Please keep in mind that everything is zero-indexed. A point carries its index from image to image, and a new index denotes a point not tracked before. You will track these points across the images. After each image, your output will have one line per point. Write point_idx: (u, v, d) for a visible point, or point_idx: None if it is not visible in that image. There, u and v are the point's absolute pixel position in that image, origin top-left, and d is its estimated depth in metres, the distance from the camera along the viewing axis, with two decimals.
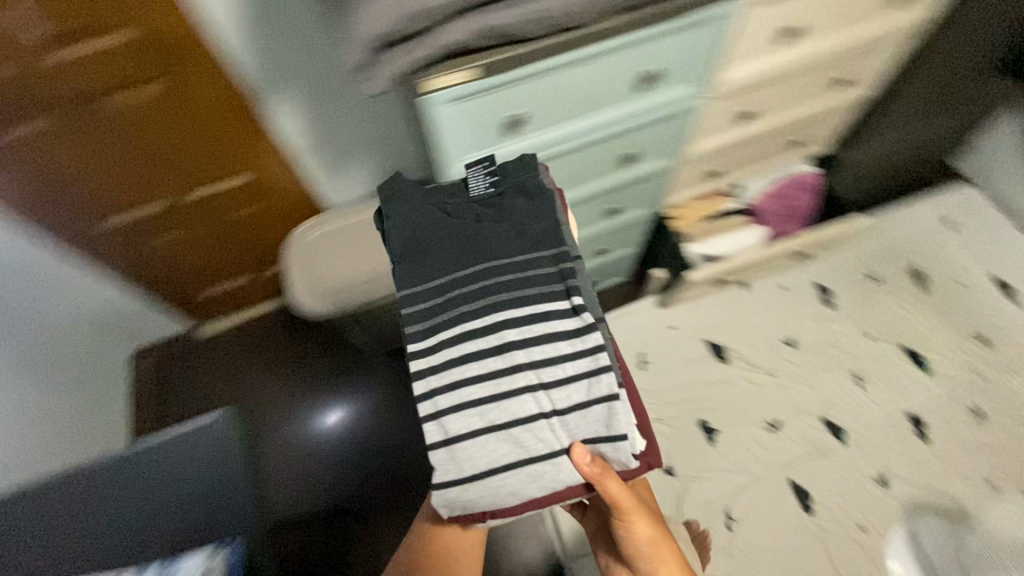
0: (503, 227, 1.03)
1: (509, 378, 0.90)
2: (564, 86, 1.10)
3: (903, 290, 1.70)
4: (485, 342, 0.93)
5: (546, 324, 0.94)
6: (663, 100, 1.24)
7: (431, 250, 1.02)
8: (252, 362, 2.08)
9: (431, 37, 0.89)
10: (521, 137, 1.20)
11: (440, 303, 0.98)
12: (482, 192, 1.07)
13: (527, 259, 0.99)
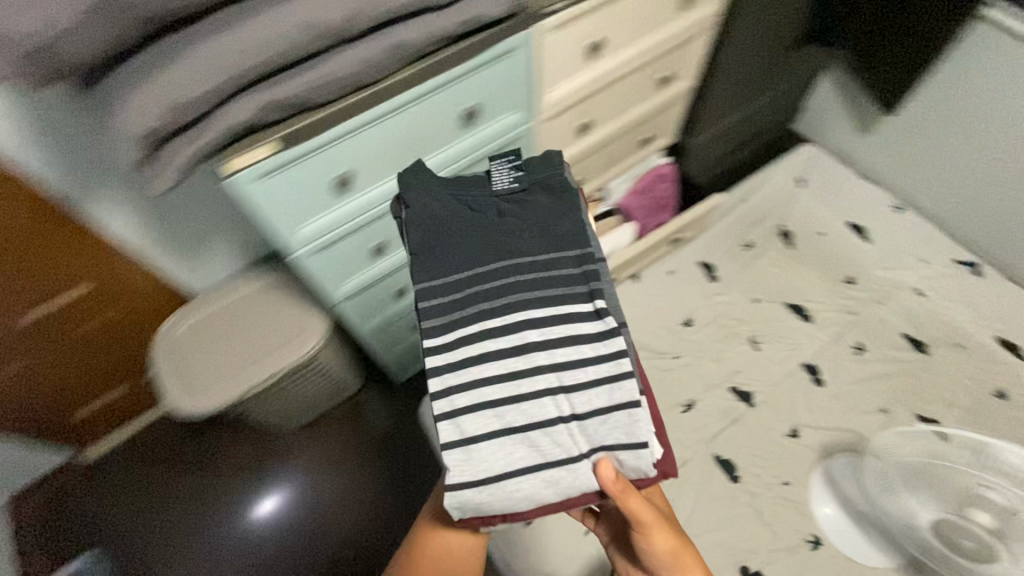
0: (523, 224, 0.82)
1: (537, 380, 0.73)
2: (408, 131, 0.81)
3: (775, 252, 1.63)
4: (502, 344, 0.75)
5: (567, 328, 0.75)
6: (497, 134, 0.95)
7: (449, 243, 0.81)
8: (129, 488, 1.47)
9: (269, 87, 0.63)
10: (391, 178, 0.87)
11: (460, 297, 0.78)
12: (506, 189, 0.84)
13: (565, 256, 0.80)
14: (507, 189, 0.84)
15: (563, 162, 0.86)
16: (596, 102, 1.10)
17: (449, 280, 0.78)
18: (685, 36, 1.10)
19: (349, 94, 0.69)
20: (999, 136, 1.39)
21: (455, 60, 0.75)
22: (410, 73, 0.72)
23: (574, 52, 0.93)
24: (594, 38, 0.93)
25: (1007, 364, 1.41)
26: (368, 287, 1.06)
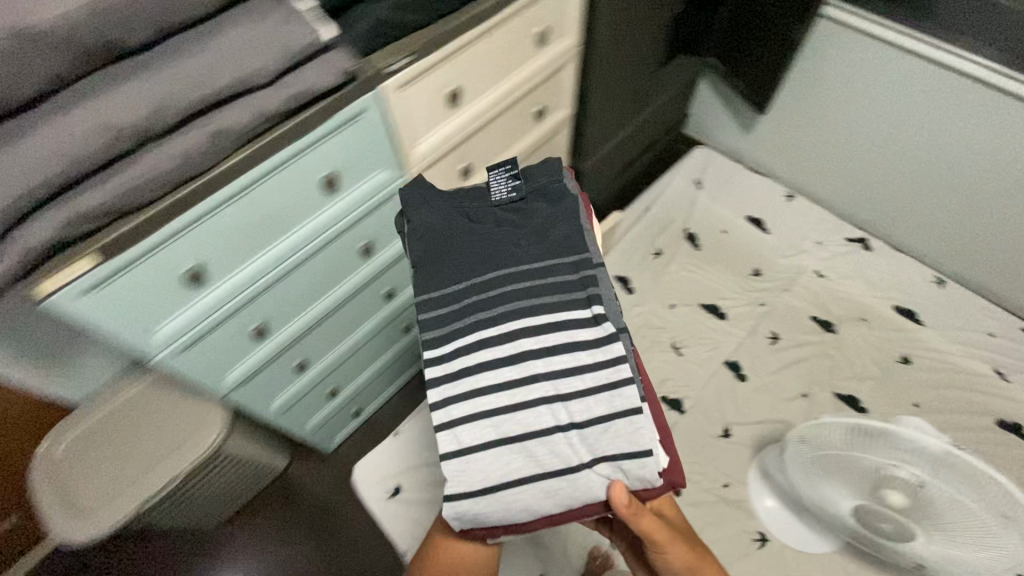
0: (519, 230, 0.83)
1: (533, 389, 0.73)
2: (263, 208, 0.77)
3: (684, 255, 1.67)
4: (500, 351, 0.75)
5: (563, 333, 0.74)
6: (369, 193, 0.92)
7: (442, 257, 0.81)
8: None
9: (68, 199, 0.59)
10: (263, 253, 0.83)
11: (455, 309, 0.78)
12: (506, 199, 0.86)
13: (561, 262, 0.79)
14: (504, 200, 0.86)
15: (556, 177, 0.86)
16: (474, 143, 1.09)
17: (440, 291, 0.79)
18: (551, 67, 1.11)
19: (174, 189, 0.65)
20: (862, 120, 1.49)
21: (295, 132, 0.71)
22: (239, 155, 0.67)
23: (434, 103, 0.91)
24: (451, 86, 0.92)
25: (903, 329, 1.51)
26: (256, 373, 1.00)
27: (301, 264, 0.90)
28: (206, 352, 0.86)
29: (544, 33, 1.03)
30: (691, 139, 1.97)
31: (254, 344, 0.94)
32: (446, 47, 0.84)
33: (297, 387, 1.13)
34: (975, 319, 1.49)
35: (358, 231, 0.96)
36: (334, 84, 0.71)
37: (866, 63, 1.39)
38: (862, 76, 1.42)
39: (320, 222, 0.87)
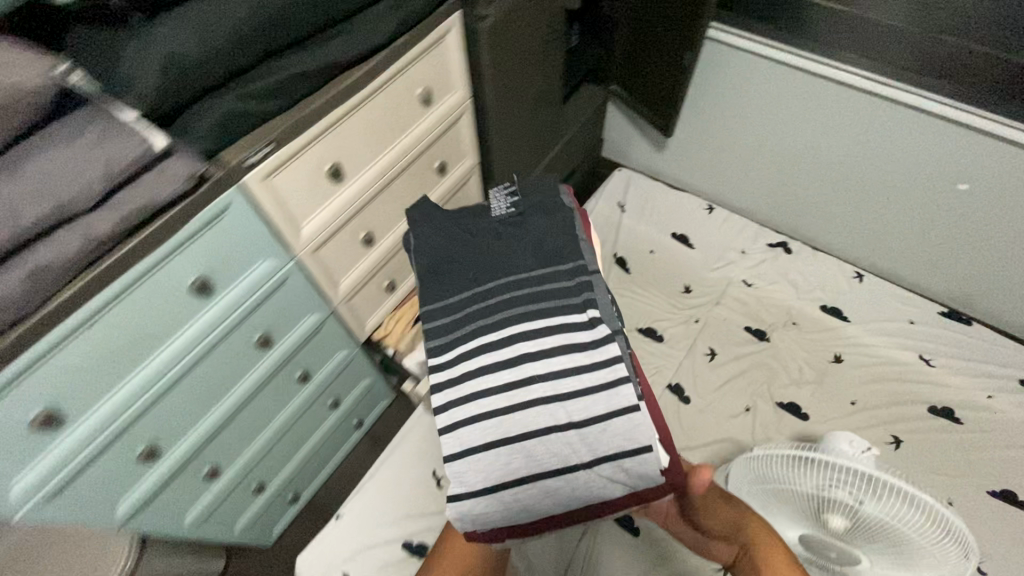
0: (518, 242, 0.94)
1: (529, 391, 0.82)
2: (121, 329, 0.70)
3: (615, 281, 1.66)
4: (502, 354, 0.85)
5: (562, 335, 0.84)
6: (253, 285, 0.85)
7: (450, 267, 0.95)
8: None
9: None
10: (133, 374, 0.75)
11: (457, 316, 0.90)
12: (505, 213, 0.99)
13: (559, 268, 0.90)
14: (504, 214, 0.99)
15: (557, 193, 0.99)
16: (372, 210, 1.04)
17: (444, 300, 0.92)
18: (444, 122, 1.08)
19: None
20: (766, 129, 1.51)
21: (143, 247, 0.65)
22: (73, 288, 0.61)
23: (314, 182, 0.86)
24: (330, 162, 0.87)
25: (832, 329, 1.53)
26: (157, 494, 0.90)
27: (185, 374, 0.82)
28: (84, 492, 0.78)
29: (429, 92, 0.99)
30: (611, 160, 1.98)
31: (146, 468, 0.85)
32: (313, 127, 0.79)
33: (214, 492, 1.03)
34: (894, 309, 1.54)
35: (250, 323, 0.89)
36: (180, 191, 0.64)
37: (758, 80, 1.42)
38: (756, 91, 1.45)
39: (200, 326, 0.80)
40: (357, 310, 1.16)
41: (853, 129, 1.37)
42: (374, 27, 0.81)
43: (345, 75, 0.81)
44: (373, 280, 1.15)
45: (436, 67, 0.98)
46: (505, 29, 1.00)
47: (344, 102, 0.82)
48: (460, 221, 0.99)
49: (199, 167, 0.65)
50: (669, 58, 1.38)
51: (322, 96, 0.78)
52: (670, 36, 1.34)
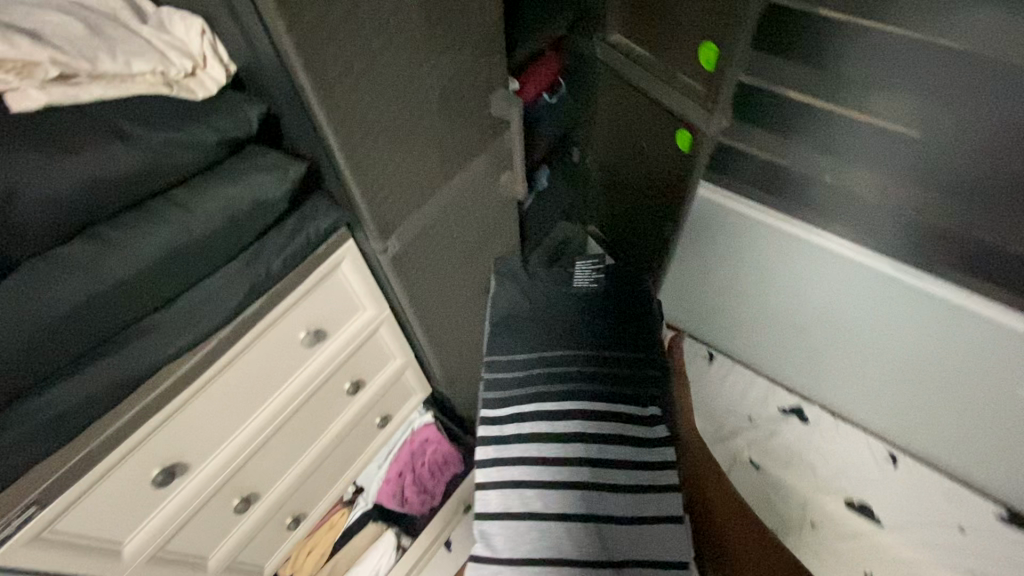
0: (593, 317, 0.96)
1: (573, 472, 0.84)
2: None
3: None
4: (570, 423, 0.87)
5: (621, 425, 0.88)
6: None
7: (526, 326, 0.96)
8: None
9: None
10: None
11: (520, 374, 0.92)
12: (586, 285, 1.00)
13: (631, 357, 0.93)
14: (583, 287, 0.99)
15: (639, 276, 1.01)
16: (250, 471, 0.80)
17: (511, 355, 0.93)
18: (350, 348, 0.84)
19: None
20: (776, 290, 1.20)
21: None
22: None
23: (134, 496, 0.64)
24: (156, 467, 0.64)
25: (859, 534, 1.24)
26: None
27: None
28: None
29: (319, 331, 0.77)
30: None
31: None
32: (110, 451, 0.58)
33: None
34: (935, 509, 1.25)
35: None
36: None
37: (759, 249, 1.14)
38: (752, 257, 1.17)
39: None
40: (247, 566, 0.92)
41: (881, 312, 1.07)
42: (205, 305, 0.59)
43: (164, 373, 0.60)
44: (268, 526, 0.92)
45: (324, 302, 0.75)
46: (418, 246, 0.78)
47: (167, 404, 0.61)
48: (549, 284, 1.00)
49: None
50: (647, 219, 1.15)
51: (125, 410, 0.58)
52: (649, 195, 1.10)
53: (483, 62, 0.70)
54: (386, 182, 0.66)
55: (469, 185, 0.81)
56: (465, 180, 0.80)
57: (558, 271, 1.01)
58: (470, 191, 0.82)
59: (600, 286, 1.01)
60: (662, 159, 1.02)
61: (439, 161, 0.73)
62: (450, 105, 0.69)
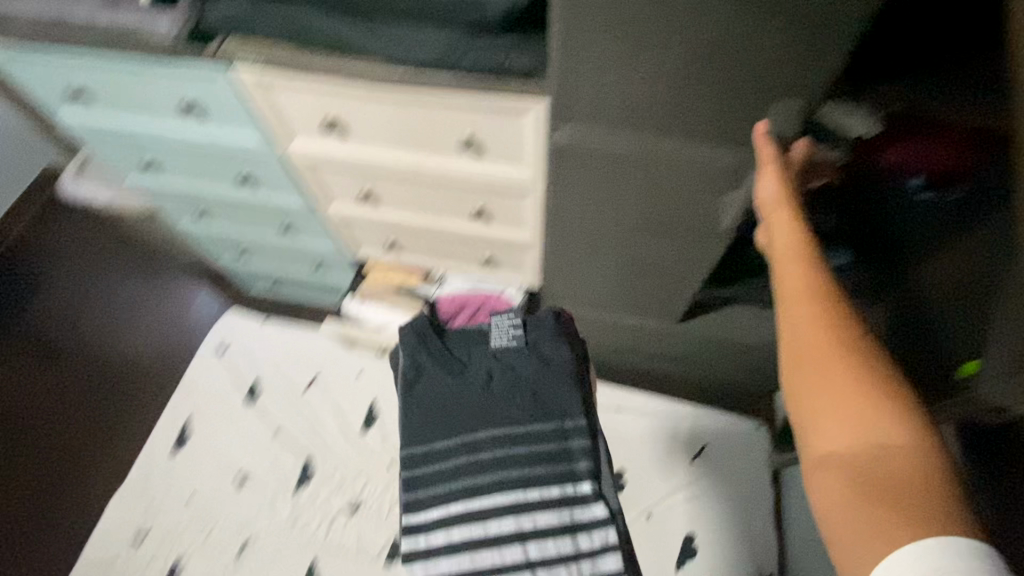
0: (516, 388, 0.78)
1: (508, 547, 0.71)
2: (125, 89, 0.91)
3: None
4: (502, 522, 0.72)
5: (541, 485, 0.73)
6: (232, 144, 0.98)
7: (447, 411, 0.77)
8: (67, 237, 1.84)
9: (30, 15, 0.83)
10: (141, 116, 0.98)
11: (444, 473, 0.75)
12: (505, 346, 0.81)
13: (563, 430, 0.75)
14: (500, 349, 0.81)
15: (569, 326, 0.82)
16: (385, 184, 1.01)
17: (429, 447, 0.76)
18: (493, 182, 0.90)
19: (68, 41, 0.84)
20: None
21: (148, 50, 0.81)
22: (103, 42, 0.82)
23: (312, 115, 0.87)
24: (329, 113, 0.86)
25: None
26: (161, 192, 1.22)
27: (171, 148, 1.04)
28: (109, 153, 1.12)
29: (474, 146, 0.84)
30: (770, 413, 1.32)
31: (150, 171, 1.15)
32: (309, 76, 0.78)
33: (204, 227, 1.33)
34: None
35: (240, 165, 1.05)
36: (181, 32, 0.80)
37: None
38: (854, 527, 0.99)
39: (193, 134, 0.98)
40: (353, 232, 1.23)
41: None
42: (412, 45, 0.70)
43: (366, 61, 0.75)
44: (378, 230, 1.18)
45: (492, 128, 0.80)
46: (589, 163, 0.74)
47: (354, 86, 0.78)
48: (458, 351, 0.81)
49: (173, 28, 0.80)
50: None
51: (336, 64, 0.76)
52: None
53: (797, 57, 0.54)
54: (592, 82, 0.62)
55: (677, 162, 0.69)
56: (679, 155, 0.68)
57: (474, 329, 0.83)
58: (675, 170, 0.71)
59: (523, 346, 0.80)
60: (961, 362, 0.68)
61: (668, 115, 0.63)
62: (718, 68, 0.57)
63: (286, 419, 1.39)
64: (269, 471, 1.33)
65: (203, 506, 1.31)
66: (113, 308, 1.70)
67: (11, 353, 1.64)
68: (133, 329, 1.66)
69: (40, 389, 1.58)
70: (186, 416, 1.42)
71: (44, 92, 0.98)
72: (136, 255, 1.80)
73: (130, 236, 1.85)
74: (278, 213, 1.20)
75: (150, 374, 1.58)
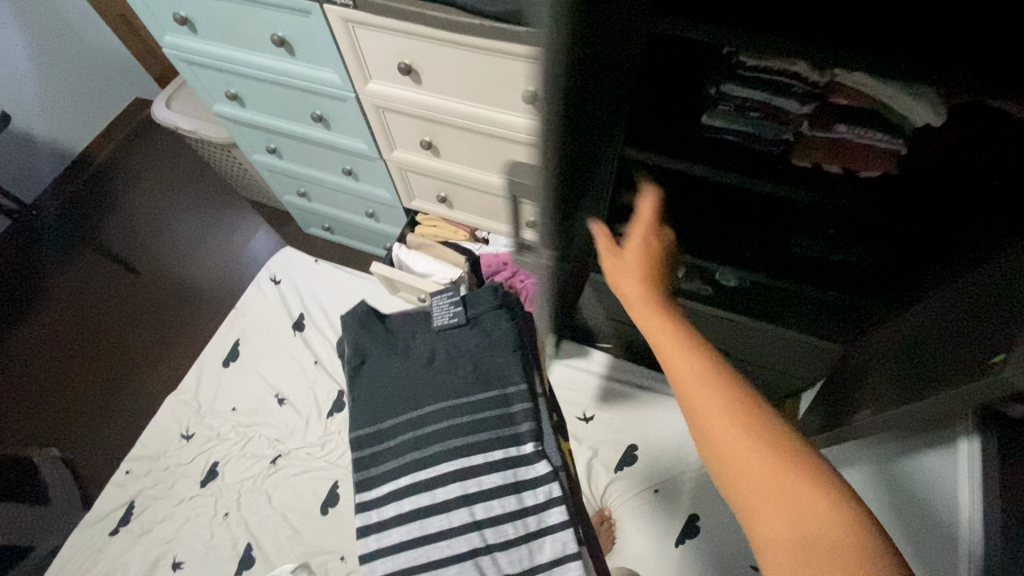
0: (459, 360, 0.93)
1: (453, 505, 0.81)
2: (226, 20, 0.99)
3: (596, 453, 1.29)
4: (449, 485, 0.82)
5: (481, 439, 0.85)
6: (312, 83, 1.05)
7: (391, 393, 0.92)
8: (155, 165, 2.01)
9: None
10: (234, 48, 1.06)
11: (397, 440, 0.89)
12: (447, 322, 0.98)
13: (504, 394, 0.88)
14: (442, 325, 0.98)
15: (496, 299, 1.01)
16: (446, 135, 1.06)
17: (380, 423, 0.90)
18: None
19: None
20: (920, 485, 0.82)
21: None
22: None
23: (390, 59, 0.93)
24: (405, 58, 0.91)
25: None
26: (240, 125, 1.32)
27: (256, 81, 1.12)
28: (200, 83, 1.21)
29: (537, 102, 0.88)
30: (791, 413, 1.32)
31: (234, 103, 1.24)
32: (393, 19, 0.84)
33: (273, 164, 1.43)
34: None
35: (316, 104, 1.12)
36: None
37: (913, 498, 0.82)
38: None
39: (279, 70, 1.06)
40: (409, 182, 1.29)
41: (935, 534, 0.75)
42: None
43: (448, 9, 0.80)
44: (433, 182, 1.24)
45: None
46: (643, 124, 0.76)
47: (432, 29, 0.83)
48: (403, 340, 0.99)
49: None
50: (845, 405, 0.91)
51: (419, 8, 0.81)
52: (905, 372, 0.76)
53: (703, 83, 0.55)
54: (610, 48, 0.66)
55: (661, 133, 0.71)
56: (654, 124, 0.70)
57: (424, 314, 1.02)
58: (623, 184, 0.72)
59: (463, 319, 0.99)
60: (938, 378, 0.67)
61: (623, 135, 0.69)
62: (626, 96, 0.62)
63: (326, 352, 1.49)
64: (304, 396, 1.43)
65: (242, 419, 1.42)
66: (181, 233, 1.84)
67: (89, 261, 1.80)
68: (197, 253, 1.80)
69: (110, 297, 1.73)
70: (236, 337, 1.54)
71: (154, 17, 1.07)
72: (209, 189, 1.94)
73: (206, 170, 1.99)
74: (343, 156, 1.28)
75: (207, 297, 1.71)
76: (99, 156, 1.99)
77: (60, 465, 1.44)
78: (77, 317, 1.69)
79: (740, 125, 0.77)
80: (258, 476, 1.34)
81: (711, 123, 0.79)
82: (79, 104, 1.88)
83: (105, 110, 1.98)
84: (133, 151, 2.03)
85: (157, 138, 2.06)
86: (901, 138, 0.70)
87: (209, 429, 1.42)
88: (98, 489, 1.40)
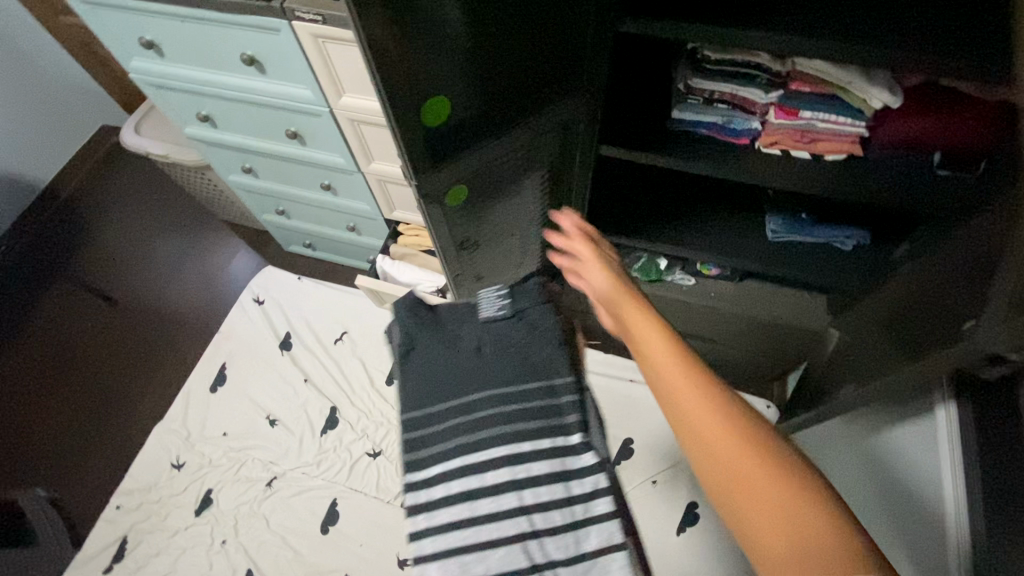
0: (507, 354, 1.01)
1: (506, 496, 0.89)
2: (195, 42, 0.99)
3: None
4: (502, 472, 0.91)
5: (533, 431, 0.95)
6: (286, 101, 1.05)
7: (441, 379, 0.99)
8: (126, 193, 1.98)
9: None
10: (204, 70, 1.06)
11: (449, 425, 0.95)
12: (492, 312, 1.04)
13: (554, 386, 0.99)
14: (489, 318, 1.03)
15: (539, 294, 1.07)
16: None
17: (425, 408, 0.96)
18: None
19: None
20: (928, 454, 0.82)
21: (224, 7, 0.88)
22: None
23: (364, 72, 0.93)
24: None
25: None
26: (213, 146, 1.30)
27: (228, 101, 1.11)
28: (171, 106, 1.20)
29: None
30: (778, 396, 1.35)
31: (207, 125, 1.23)
32: None
33: (250, 184, 1.42)
34: None
35: (291, 122, 1.12)
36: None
37: (908, 468, 0.83)
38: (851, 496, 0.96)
39: (252, 89, 1.05)
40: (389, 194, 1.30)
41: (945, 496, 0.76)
42: None
43: None
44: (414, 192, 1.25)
45: None
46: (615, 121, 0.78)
47: None
48: (447, 328, 1.03)
49: None
50: (832, 381, 0.92)
51: None
52: (888, 345, 0.78)
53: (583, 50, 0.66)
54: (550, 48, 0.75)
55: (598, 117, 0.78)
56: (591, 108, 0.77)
57: (468, 304, 1.05)
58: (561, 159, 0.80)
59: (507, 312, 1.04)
60: (919, 347, 0.69)
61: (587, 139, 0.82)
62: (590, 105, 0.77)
63: (315, 370, 1.48)
64: (297, 415, 1.42)
65: (234, 444, 1.40)
66: (158, 259, 1.81)
67: (65, 293, 1.76)
68: (175, 279, 1.77)
69: (88, 329, 1.69)
70: (222, 361, 1.52)
71: (120, 43, 1.06)
72: (184, 213, 1.91)
73: (179, 195, 1.97)
74: (320, 171, 1.28)
75: (189, 322, 1.68)
76: (69, 186, 1.95)
77: (47, 506, 1.40)
78: (55, 352, 1.65)
79: (708, 117, 0.80)
80: (255, 499, 1.32)
81: (681, 117, 0.81)
82: (44, 136, 1.85)
83: (72, 140, 1.94)
84: (103, 180, 1.99)
85: (127, 166, 2.03)
86: (862, 120, 0.73)
87: (200, 457, 1.39)
88: (87, 527, 1.37)
